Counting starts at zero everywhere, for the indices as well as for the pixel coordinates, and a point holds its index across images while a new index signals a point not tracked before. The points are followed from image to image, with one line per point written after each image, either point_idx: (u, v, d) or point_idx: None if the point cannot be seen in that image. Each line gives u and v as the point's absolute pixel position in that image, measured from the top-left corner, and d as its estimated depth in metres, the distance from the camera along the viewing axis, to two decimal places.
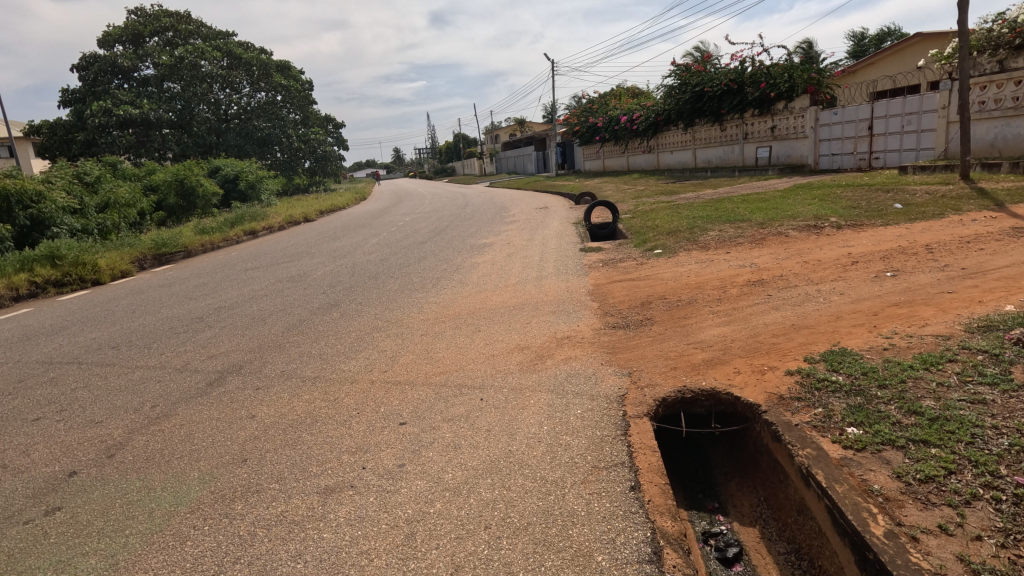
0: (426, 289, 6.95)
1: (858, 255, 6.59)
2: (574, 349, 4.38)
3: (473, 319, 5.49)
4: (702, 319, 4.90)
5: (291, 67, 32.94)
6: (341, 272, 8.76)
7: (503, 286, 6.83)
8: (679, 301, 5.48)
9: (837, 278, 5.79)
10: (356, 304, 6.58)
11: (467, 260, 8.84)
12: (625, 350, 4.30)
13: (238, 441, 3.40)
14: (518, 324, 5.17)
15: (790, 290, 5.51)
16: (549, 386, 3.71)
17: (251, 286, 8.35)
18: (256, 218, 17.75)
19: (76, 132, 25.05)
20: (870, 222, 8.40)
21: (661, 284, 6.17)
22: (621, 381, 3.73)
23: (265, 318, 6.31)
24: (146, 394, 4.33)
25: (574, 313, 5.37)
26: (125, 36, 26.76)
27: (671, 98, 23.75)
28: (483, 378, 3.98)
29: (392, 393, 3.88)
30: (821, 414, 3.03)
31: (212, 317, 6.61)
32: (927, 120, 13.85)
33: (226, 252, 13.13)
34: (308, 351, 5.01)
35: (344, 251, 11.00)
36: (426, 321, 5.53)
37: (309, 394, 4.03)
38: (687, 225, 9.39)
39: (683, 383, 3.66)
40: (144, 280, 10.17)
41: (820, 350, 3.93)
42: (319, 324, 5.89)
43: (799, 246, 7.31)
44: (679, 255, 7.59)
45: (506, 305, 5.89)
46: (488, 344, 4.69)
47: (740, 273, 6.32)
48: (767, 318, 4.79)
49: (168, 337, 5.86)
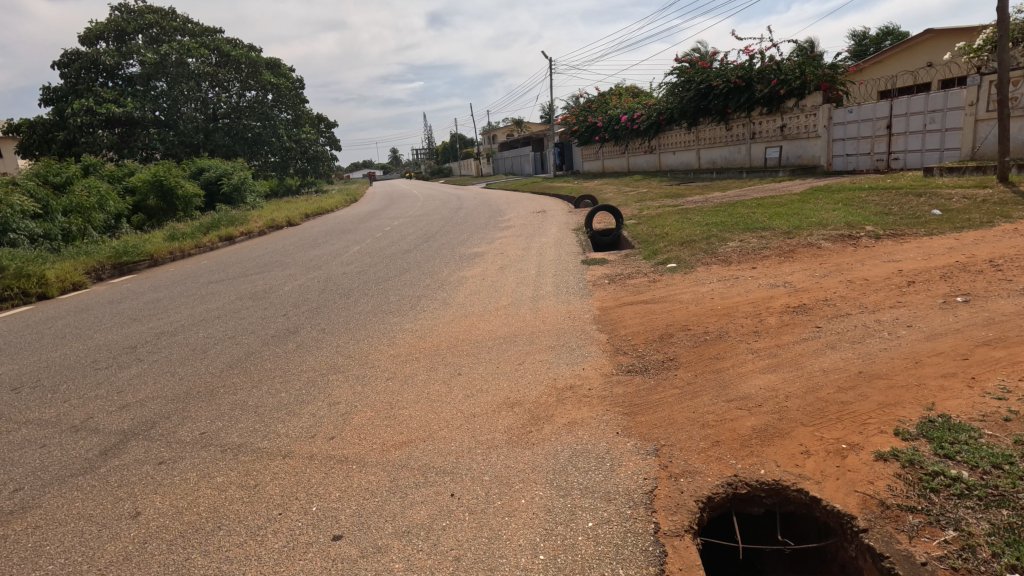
0: (403, 313, 5.91)
1: (910, 274, 5.59)
2: (580, 409, 3.34)
3: (453, 356, 4.47)
4: (740, 363, 3.87)
5: (281, 65, 31.77)
6: (311, 288, 7.71)
7: (493, 309, 5.79)
8: (706, 334, 4.45)
9: (895, 303, 4.76)
10: (318, 332, 5.55)
11: (455, 274, 7.81)
12: (646, 411, 3.27)
13: (99, 566, 2.35)
14: (508, 366, 4.12)
15: (840, 321, 4.48)
16: (550, 473, 2.69)
17: (208, 305, 7.30)
18: (234, 221, 16.71)
19: (56, 131, 23.92)
20: (912, 232, 7.39)
21: (680, 310, 5.14)
22: (646, 466, 2.71)
23: (207, 351, 5.25)
24: (16, 468, 3.28)
25: (580, 351, 4.32)
26: (108, 32, 25.62)
27: (673, 96, 22.77)
28: (457, 456, 2.95)
29: (334, 477, 2.86)
30: (957, 545, 2.02)
31: (146, 347, 5.54)
32: (953, 118, 12.89)
33: (197, 260, 12.07)
34: (242, 401, 3.97)
35: (321, 261, 9.96)
36: (396, 359, 4.50)
37: (223, 475, 2.99)
38: (701, 234, 8.37)
39: (734, 470, 2.64)
40: (95, 295, 9.11)
41: (913, 420, 2.90)
42: (267, 360, 4.85)
43: (836, 261, 6.30)
44: (698, 270, 6.56)
45: (494, 336, 4.86)
46: (468, 398, 3.65)
47: (773, 296, 5.30)
48: (824, 362, 3.76)
49: (82, 377, 4.78)
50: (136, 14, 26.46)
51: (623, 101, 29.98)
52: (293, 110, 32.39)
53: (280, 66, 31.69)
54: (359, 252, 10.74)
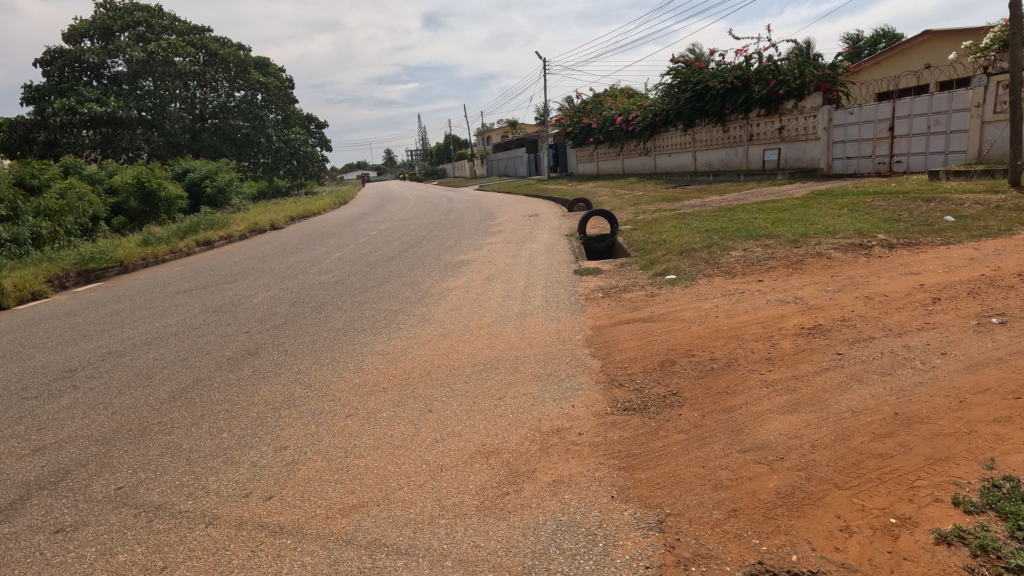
0: (375, 332, 5.34)
1: (933, 289, 5.10)
2: (568, 463, 2.80)
3: (425, 387, 3.92)
4: (753, 401, 3.33)
5: (270, 64, 31.07)
6: (281, 301, 7.14)
7: (475, 327, 5.23)
8: (713, 361, 3.91)
9: (923, 325, 4.24)
10: (279, 354, 4.99)
11: (437, 285, 7.26)
12: (646, 465, 2.75)
13: None
14: (485, 402, 3.57)
15: (864, 346, 3.94)
16: (527, 560, 2.15)
17: (167, 319, 6.69)
18: (215, 224, 16.04)
19: (36, 131, 23.14)
20: (927, 241, 6.90)
21: (681, 331, 4.61)
22: (648, 548, 2.18)
23: (151, 377, 4.67)
24: None
25: (569, 382, 3.78)
26: (93, 30, 24.87)
27: (670, 97, 22.30)
28: (417, 529, 2.40)
29: (261, 557, 2.31)
30: None
31: (86, 372, 4.95)
32: (958, 120, 12.47)
33: (169, 267, 11.42)
34: (175, 445, 3.40)
35: (298, 270, 9.40)
36: (361, 390, 3.95)
37: (127, 552, 2.42)
38: (701, 241, 7.89)
39: (757, 555, 2.11)
40: (53, 305, 8.48)
41: (974, 483, 2.37)
42: (216, 390, 4.27)
43: (850, 274, 5.81)
44: (699, 283, 6.05)
45: (473, 362, 4.31)
46: (438, 445, 3.08)
47: (784, 315, 4.77)
48: (850, 399, 3.23)
49: (3, 410, 4.19)
50: (122, 11, 25.72)
51: (618, 101, 29.53)
52: (282, 110, 31.69)
53: (269, 66, 31.00)
54: (340, 259, 10.17)
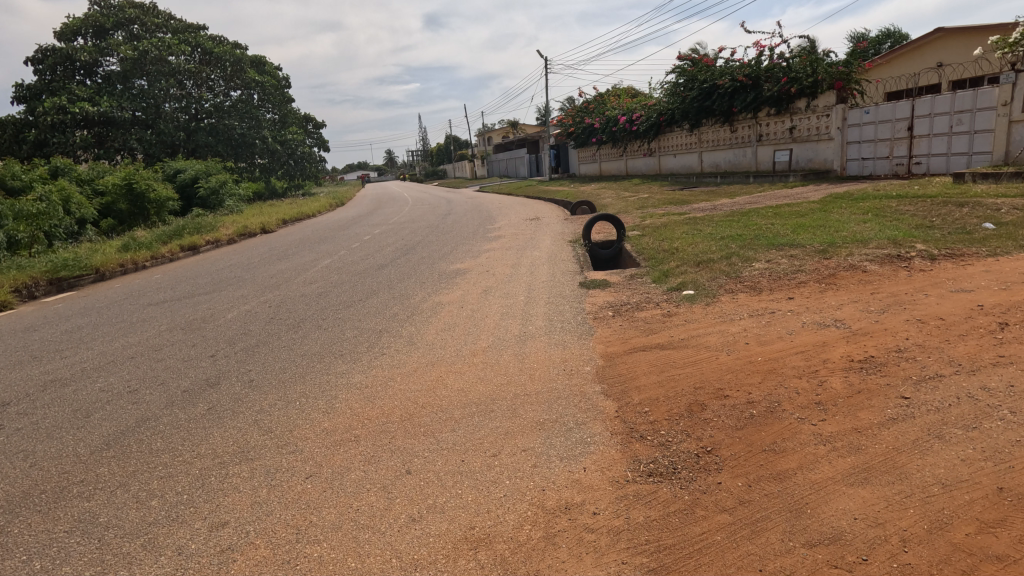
0: (354, 360, 4.66)
1: (995, 310, 4.40)
2: (581, 563, 2.14)
3: (406, 437, 3.24)
4: (811, 465, 2.66)
5: (266, 63, 30.41)
6: (257, 317, 6.48)
7: (468, 355, 4.55)
8: (751, 406, 3.25)
9: (998, 360, 3.54)
10: (242, 386, 4.32)
11: (429, 299, 6.61)
12: (683, 567, 2.09)
13: None
14: (477, 461, 2.90)
15: (934, 388, 3.26)
16: None
17: (130, 339, 6.03)
18: (202, 228, 15.37)
19: (25, 130, 22.41)
20: (971, 252, 6.21)
21: (707, 362, 3.94)
22: None
23: (91, 416, 3.99)
24: None
25: (579, 433, 3.11)
26: (86, 27, 24.18)
27: (676, 96, 21.63)
28: None
29: None
30: None
31: (20, 407, 4.28)
32: (983, 119, 11.79)
33: (148, 275, 10.77)
34: (93, 516, 2.74)
35: (281, 279, 8.72)
36: (330, 441, 3.28)
37: None
38: (718, 250, 7.23)
39: None
40: (14, 319, 7.83)
41: None
42: (161, 435, 3.59)
43: (892, 291, 5.14)
44: (721, 300, 5.39)
45: (463, 403, 3.62)
46: (416, 528, 2.42)
47: (827, 343, 4.09)
48: (935, 466, 2.55)
49: None
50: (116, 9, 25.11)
51: (622, 101, 28.87)
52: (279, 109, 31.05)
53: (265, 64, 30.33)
54: (328, 267, 9.53)
